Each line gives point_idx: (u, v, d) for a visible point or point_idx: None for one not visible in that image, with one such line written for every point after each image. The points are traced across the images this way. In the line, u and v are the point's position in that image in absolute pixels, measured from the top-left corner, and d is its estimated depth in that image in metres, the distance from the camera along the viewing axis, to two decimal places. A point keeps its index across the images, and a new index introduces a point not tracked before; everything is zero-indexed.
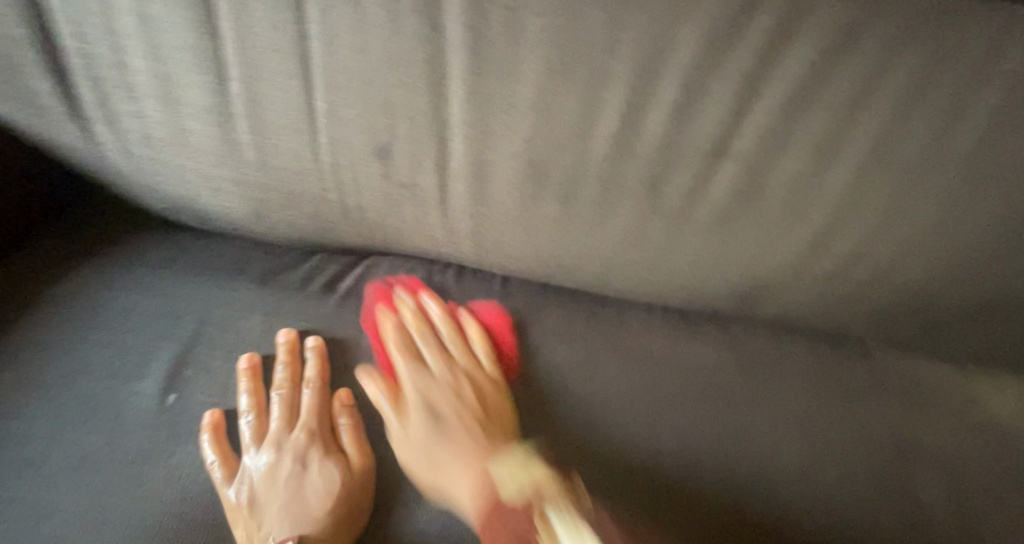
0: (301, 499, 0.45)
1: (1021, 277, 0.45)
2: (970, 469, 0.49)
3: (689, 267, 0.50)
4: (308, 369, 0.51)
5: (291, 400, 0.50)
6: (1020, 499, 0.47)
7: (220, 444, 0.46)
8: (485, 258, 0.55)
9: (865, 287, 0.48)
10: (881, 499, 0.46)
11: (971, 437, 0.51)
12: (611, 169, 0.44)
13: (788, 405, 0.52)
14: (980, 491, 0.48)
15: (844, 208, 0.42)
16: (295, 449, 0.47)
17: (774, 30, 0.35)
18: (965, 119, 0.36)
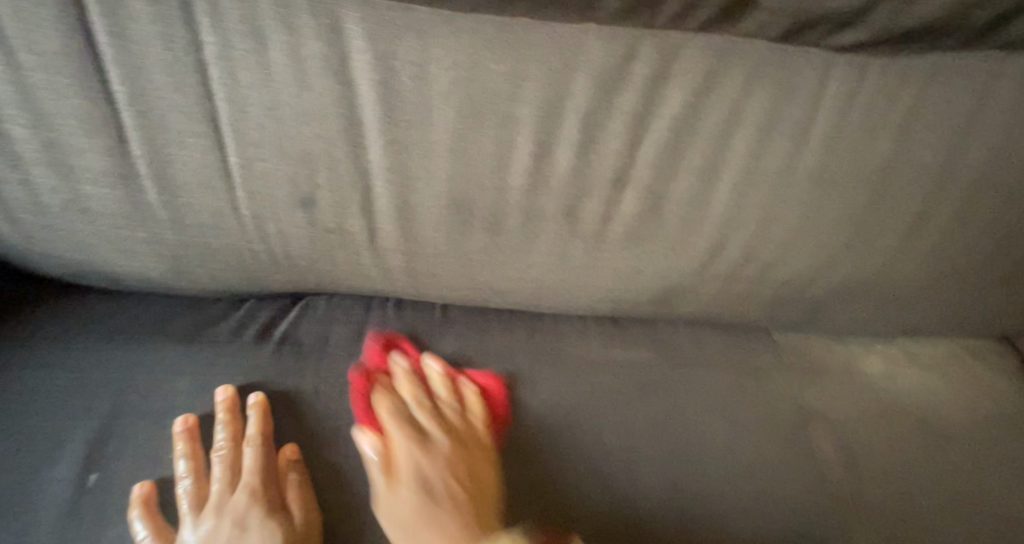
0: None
1: (885, 267, 0.52)
2: (853, 425, 0.58)
3: (609, 283, 0.55)
4: (251, 428, 0.51)
5: (232, 459, 0.49)
6: (892, 443, 0.57)
7: (151, 519, 0.45)
8: (418, 292, 0.58)
9: (761, 287, 0.54)
10: (786, 462, 0.55)
11: (851, 396, 0.60)
12: (527, 202, 0.48)
13: (706, 391, 0.59)
14: (860, 444, 0.57)
15: (731, 223, 0.49)
16: (235, 510, 0.46)
17: (656, 77, 0.40)
18: (821, 143, 0.43)
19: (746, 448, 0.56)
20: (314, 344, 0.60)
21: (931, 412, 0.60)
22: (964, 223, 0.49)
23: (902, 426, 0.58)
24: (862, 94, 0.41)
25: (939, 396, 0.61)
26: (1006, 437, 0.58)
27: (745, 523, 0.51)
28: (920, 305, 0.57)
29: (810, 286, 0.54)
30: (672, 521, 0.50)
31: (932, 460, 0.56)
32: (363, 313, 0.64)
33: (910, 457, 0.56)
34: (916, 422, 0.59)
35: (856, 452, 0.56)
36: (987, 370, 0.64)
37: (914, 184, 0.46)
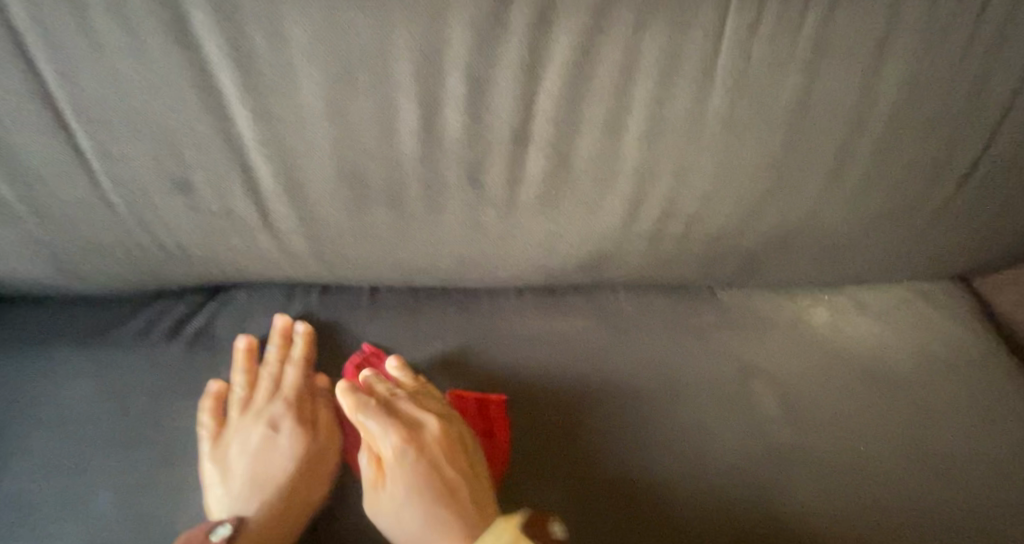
0: (266, 468, 0.47)
1: (820, 210, 0.50)
2: (800, 377, 0.56)
3: (533, 250, 0.52)
4: (299, 351, 0.55)
5: (276, 375, 0.53)
6: (840, 394, 0.55)
7: (215, 411, 0.50)
8: (335, 274, 0.55)
9: (691, 242, 0.52)
10: (729, 419, 0.52)
11: (797, 347, 0.58)
12: (427, 169, 0.44)
13: (644, 355, 0.57)
14: (805, 395, 0.55)
15: (646, 175, 0.45)
16: (269, 418, 0.50)
17: (540, 20, 0.36)
18: (731, 82, 0.40)
19: (690, 411, 0.53)
20: (230, 338, 0.56)
21: (879, 358, 0.58)
22: (891, 156, 0.46)
23: (849, 373, 0.56)
24: (771, 25, 0.37)
25: (886, 340, 0.59)
26: (959, 377, 0.56)
27: (689, 488, 0.48)
28: (862, 246, 0.54)
29: (741, 238, 0.51)
30: (609, 494, 0.47)
31: (883, 406, 0.54)
32: (285, 300, 0.60)
33: (859, 405, 0.54)
34: (864, 369, 0.57)
35: (807, 406, 0.54)
36: (939, 311, 0.61)
37: (832, 119, 0.43)
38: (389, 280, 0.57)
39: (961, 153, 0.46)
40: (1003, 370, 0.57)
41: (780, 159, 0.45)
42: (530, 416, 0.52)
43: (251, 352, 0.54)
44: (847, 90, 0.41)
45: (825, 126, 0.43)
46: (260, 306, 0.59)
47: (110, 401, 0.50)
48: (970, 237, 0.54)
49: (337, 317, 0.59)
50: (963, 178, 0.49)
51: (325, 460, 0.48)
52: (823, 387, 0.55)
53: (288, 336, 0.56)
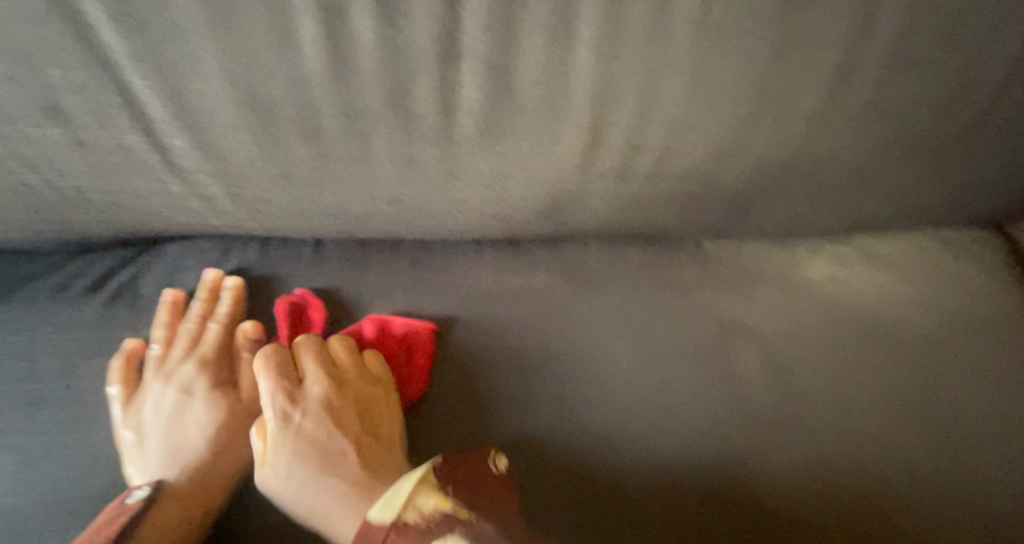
0: (183, 435, 0.42)
1: (817, 141, 0.42)
2: (790, 337, 0.49)
3: (481, 191, 0.45)
4: (223, 307, 0.49)
5: (197, 333, 0.47)
6: (836, 355, 0.48)
7: (130, 369, 0.46)
8: (261, 222, 0.48)
9: (665, 181, 0.44)
10: (707, 386, 0.45)
11: (789, 303, 0.51)
12: (340, 91, 0.37)
13: (613, 312, 0.50)
14: (793, 356, 0.48)
15: (604, 97, 0.38)
16: (196, 379, 0.45)
17: None
18: None
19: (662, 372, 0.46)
20: (154, 294, 0.51)
21: (883, 316, 0.50)
22: (905, 68, 0.37)
23: (848, 333, 0.49)
24: None
25: (891, 295, 0.52)
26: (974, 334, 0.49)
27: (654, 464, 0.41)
28: (867, 185, 0.46)
29: (720, 175, 0.44)
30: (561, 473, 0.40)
31: (889, 372, 0.47)
32: (218, 254, 0.53)
33: (861, 370, 0.47)
34: (865, 328, 0.49)
35: (801, 368, 0.47)
36: (957, 259, 0.53)
37: (833, 19, 0.34)
38: (327, 231, 0.51)
39: (994, 64, 0.38)
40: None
41: (768, 73, 0.37)
42: (480, 380, 0.45)
43: (174, 311, 0.49)
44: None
45: (826, 32, 0.35)
46: (188, 257, 0.53)
47: (16, 360, 0.46)
48: (996, 172, 0.46)
49: (272, 270, 0.53)
50: (994, 99, 0.40)
51: (254, 432, 0.43)
52: (819, 347, 0.48)
53: (213, 292, 0.50)
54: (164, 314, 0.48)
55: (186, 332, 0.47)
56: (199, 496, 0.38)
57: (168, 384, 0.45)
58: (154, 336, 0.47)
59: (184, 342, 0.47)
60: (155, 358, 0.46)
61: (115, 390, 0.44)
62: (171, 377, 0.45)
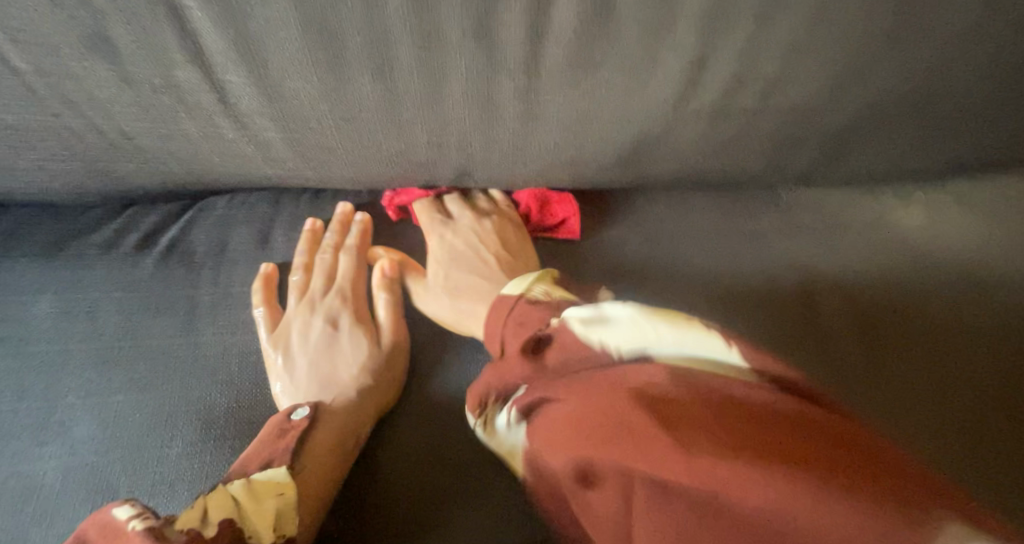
0: (333, 361, 0.43)
1: (941, 68, 0.37)
2: (879, 282, 0.45)
3: (560, 133, 0.42)
4: (356, 242, 0.49)
5: (331, 265, 0.48)
6: (937, 295, 0.44)
7: (268, 293, 0.46)
8: (319, 172, 0.45)
9: (761, 118, 0.40)
10: (795, 336, 0.42)
11: (874, 249, 0.47)
12: (419, 14, 0.33)
13: (687, 261, 0.47)
14: (883, 303, 0.44)
15: (716, 19, 0.34)
16: (326, 310, 0.46)
17: None
18: None
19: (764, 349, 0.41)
20: (206, 251, 0.48)
21: (985, 258, 0.46)
22: None
23: (946, 276, 0.45)
24: None
25: (997, 242, 0.47)
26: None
27: None
28: (976, 119, 0.42)
29: (822, 112, 0.40)
30: None
31: (996, 317, 0.42)
32: (270, 209, 0.51)
33: (962, 312, 0.43)
34: (966, 271, 0.45)
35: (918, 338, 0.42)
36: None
37: None
38: (387, 182, 0.47)
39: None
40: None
41: None
42: None
43: (313, 238, 0.49)
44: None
45: None
46: (239, 215, 0.50)
47: (72, 320, 0.44)
48: None
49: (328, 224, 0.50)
50: None
51: (391, 358, 0.42)
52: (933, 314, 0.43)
53: (346, 223, 0.50)
54: (303, 242, 0.48)
55: (321, 265, 0.47)
56: (349, 417, 0.39)
57: (315, 315, 0.45)
58: (296, 263, 0.48)
59: (321, 274, 0.47)
60: (298, 286, 0.47)
61: (261, 312, 0.44)
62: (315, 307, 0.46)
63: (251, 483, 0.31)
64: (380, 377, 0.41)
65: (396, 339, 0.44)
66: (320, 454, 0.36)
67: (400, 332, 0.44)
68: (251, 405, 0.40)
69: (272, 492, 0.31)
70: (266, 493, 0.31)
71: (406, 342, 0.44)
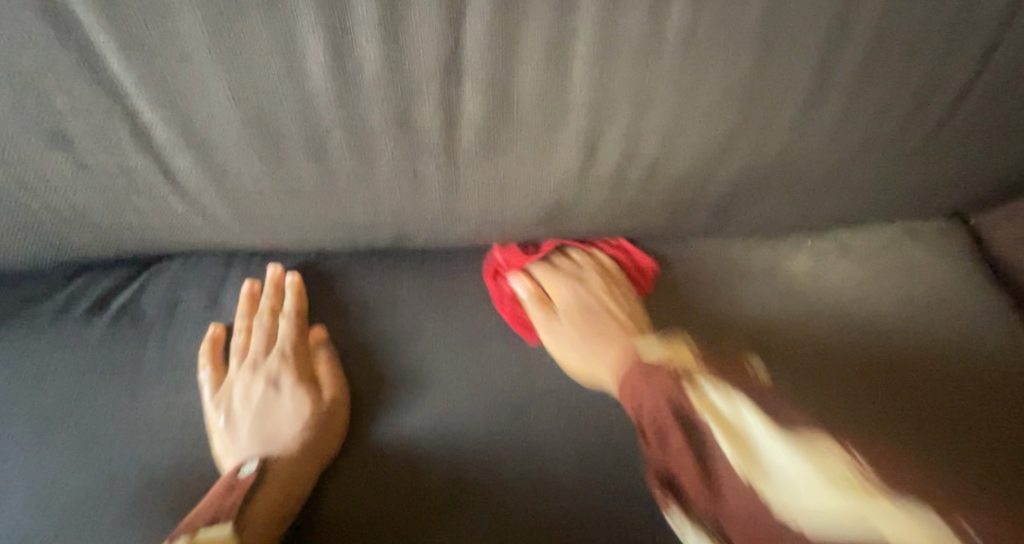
0: (274, 420, 0.46)
1: (796, 149, 0.44)
2: (777, 321, 0.51)
3: (481, 201, 0.46)
4: (288, 302, 0.51)
5: (268, 328, 0.50)
6: (821, 336, 0.51)
7: (215, 354, 0.49)
8: (263, 237, 0.49)
9: (656, 188, 0.46)
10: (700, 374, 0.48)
11: (775, 291, 0.54)
12: (347, 112, 0.38)
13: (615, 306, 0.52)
14: (776, 341, 0.50)
15: (600, 112, 0.40)
16: (268, 369, 0.48)
17: None
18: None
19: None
20: (158, 313, 0.51)
21: (861, 302, 0.53)
22: (876, 76, 0.40)
23: (830, 319, 0.52)
24: None
25: (871, 289, 0.54)
26: (945, 318, 0.53)
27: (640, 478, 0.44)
28: (842, 184, 0.49)
29: (707, 182, 0.46)
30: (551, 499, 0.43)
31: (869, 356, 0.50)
32: (221, 270, 0.54)
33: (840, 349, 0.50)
34: (845, 312, 0.52)
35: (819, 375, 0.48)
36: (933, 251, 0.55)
37: (809, 32, 0.37)
38: (330, 245, 0.51)
39: (950, 68, 0.41)
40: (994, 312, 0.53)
41: (750, 83, 0.39)
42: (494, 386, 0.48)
43: (249, 303, 0.51)
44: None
45: (795, 48, 0.37)
46: (190, 276, 0.53)
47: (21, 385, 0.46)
48: (960, 165, 0.49)
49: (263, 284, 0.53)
50: (943, 107, 0.44)
51: (331, 416, 0.45)
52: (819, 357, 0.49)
53: (278, 285, 0.52)
54: (243, 304, 0.51)
55: (257, 327, 0.50)
56: (295, 472, 0.42)
57: (255, 376, 0.47)
58: (237, 326, 0.50)
59: (259, 337, 0.49)
60: (240, 348, 0.49)
61: (206, 374, 0.47)
62: (256, 368, 0.48)
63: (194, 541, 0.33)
64: (320, 433, 0.44)
65: (335, 395, 0.46)
66: (265, 509, 0.39)
67: (338, 389, 0.47)
68: (193, 462, 0.43)
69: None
70: None
71: (344, 397, 0.47)
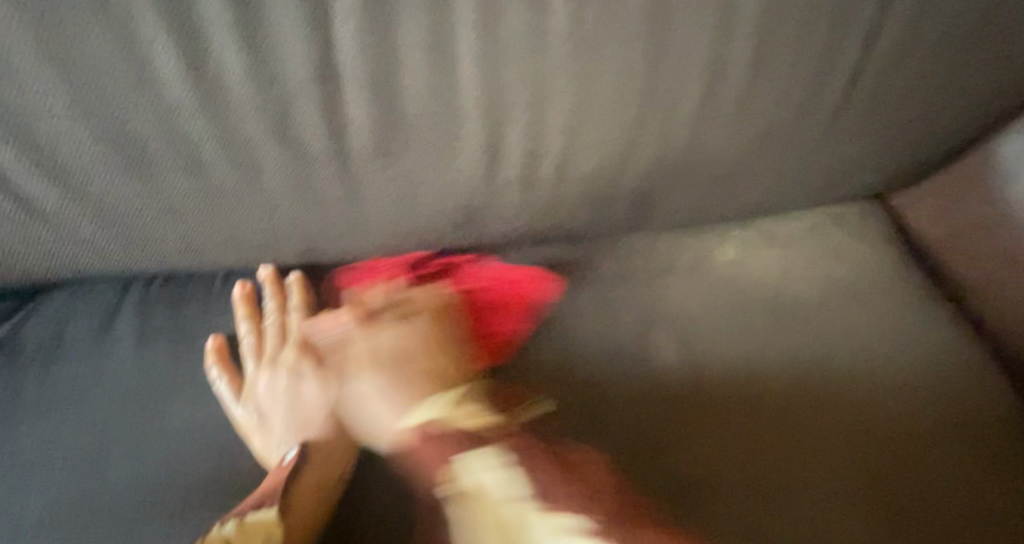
0: (306, 409, 0.41)
1: (703, 137, 0.43)
2: (725, 319, 0.49)
3: (386, 210, 0.43)
4: (296, 299, 0.47)
5: (280, 325, 0.45)
6: (776, 331, 0.48)
7: (225, 367, 0.44)
8: (152, 260, 0.45)
9: (568, 185, 0.45)
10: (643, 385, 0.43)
11: (711, 284, 0.51)
12: (215, 118, 0.35)
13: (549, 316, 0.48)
14: (717, 338, 0.47)
15: (494, 108, 0.38)
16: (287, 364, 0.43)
17: None
18: None
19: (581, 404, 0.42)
20: (36, 349, 0.46)
21: (799, 290, 0.51)
22: (769, 65, 0.40)
23: (780, 312, 0.49)
24: None
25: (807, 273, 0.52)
26: (871, 300, 0.50)
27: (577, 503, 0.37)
28: (757, 170, 0.48)
29: (620, 175, 0.45)
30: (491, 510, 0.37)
31: (840, 349, 0.46)
32: (112, 296, 0.49)
33: (798, 340, 0.47)
34: (790, 304, 0.50)
35: (762, 383, 0.44)
36: (858, 235, 0.55)
37: (696, 24, 0.36)
38: (228, 263, 0.47)
39: (842, 57, 0.41)
40: (919, 287, 0.52)
41: (644, 78, 0.38)
42: None
43: (251, 300, 0.47)
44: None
45: (682, 34, 0.37)
46: (76, 307, 0.48)
47: None
48: (868, 150, 0.49)
49: (255, 288, 0.49)
50: (841, 92, 0.43)
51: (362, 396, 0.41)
52: (776, 355, 0.46)
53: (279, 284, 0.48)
54: (242, 308, 0.46)
55: (270, 327, 0.45)
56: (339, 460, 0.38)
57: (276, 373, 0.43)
58: (245, 329, 0.46)
59: (273, 334, 0.45)
60: (252, 349, 0.45)
61: (223, 386, 0.42)
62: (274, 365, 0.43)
63: (240, 525, 0.31)
64: (352, 417, 0.40)
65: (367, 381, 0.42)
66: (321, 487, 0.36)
67: None
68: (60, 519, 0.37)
69: (262, 530, 0.31)
70: (256, 531, 0.31)
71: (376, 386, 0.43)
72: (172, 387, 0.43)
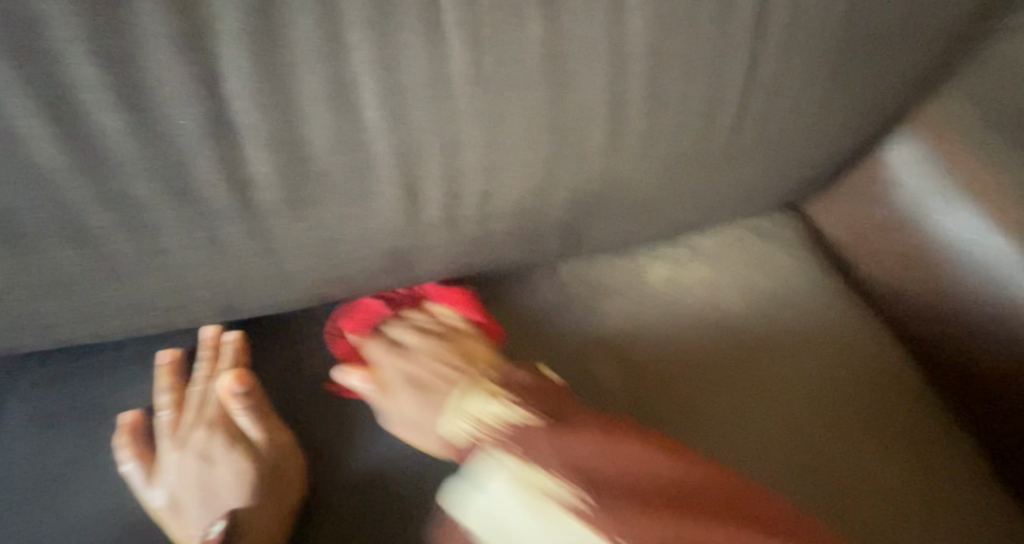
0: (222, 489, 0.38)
1: (611, 169, 0.45)
2: (656, 340, 0.50)
3: (307, 261, 0.42)
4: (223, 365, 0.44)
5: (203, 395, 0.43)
6: (705, 344, 0.50)
7: (137, 445, 0.40)
8: (45, 335, 0.41)
9: (492, 222, 0.45)
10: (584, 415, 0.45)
11: (643, 306, 0.52)
12: (103, 186, 0.33)
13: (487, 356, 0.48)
14: (652, 358, 0.49)
15: (407, 157, 0.38)
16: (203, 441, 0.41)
17: None
18: (451, 41, 0.33)
19: None
20: None
21: (719, 301, 0.53)
22: (669, 96, 0.42)
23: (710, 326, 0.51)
24: None
25: (729, 283, 0.54)
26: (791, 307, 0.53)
27: None
28: (675, 191, 0.50)
29: (543, 209, 0.45)
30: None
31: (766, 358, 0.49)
32: (4, 376, 0.44)
33: (727, 353, 0.50)
34: (716, 318, 0.52)
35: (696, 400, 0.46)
36: (775, 244, 0.58)
37: (595, 64, 0.38)
38: (137, 332, 0.44)
39: (737, 84, 0.43)
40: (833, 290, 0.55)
41: (552, 118, 0.39)
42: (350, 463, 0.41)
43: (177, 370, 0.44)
44: (595, 34, 0.36)
45: (582, 73, 0.38)
46: None
47: None
48: (775, 166, 0.52)
49: (186, 354, 0.46)
50: (741, 116, 0.46)
51: (286, 474, 0.39)
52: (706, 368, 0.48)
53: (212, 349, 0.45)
54: (164, 377, 0.44)
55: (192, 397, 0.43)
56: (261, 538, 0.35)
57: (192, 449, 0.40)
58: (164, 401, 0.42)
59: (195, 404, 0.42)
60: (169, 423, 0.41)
61: (133, 467, 0.39)
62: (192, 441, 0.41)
63: None
64: (275, 495, 0.38)
65: (295, 460, 0.40)
66: None
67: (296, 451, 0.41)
68: None
69: None
70: None
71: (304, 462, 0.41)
72: (76, 473, 0.40)
